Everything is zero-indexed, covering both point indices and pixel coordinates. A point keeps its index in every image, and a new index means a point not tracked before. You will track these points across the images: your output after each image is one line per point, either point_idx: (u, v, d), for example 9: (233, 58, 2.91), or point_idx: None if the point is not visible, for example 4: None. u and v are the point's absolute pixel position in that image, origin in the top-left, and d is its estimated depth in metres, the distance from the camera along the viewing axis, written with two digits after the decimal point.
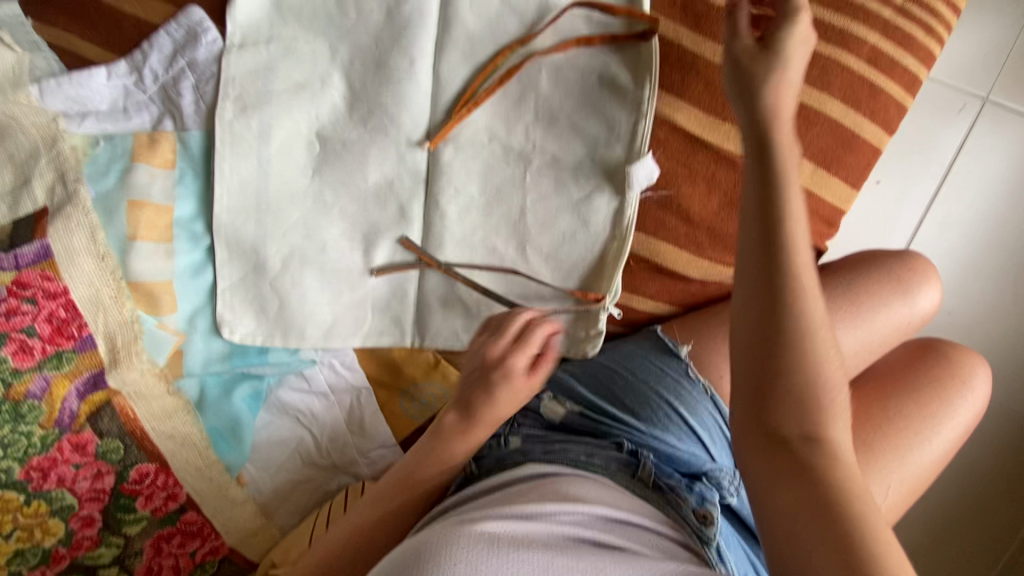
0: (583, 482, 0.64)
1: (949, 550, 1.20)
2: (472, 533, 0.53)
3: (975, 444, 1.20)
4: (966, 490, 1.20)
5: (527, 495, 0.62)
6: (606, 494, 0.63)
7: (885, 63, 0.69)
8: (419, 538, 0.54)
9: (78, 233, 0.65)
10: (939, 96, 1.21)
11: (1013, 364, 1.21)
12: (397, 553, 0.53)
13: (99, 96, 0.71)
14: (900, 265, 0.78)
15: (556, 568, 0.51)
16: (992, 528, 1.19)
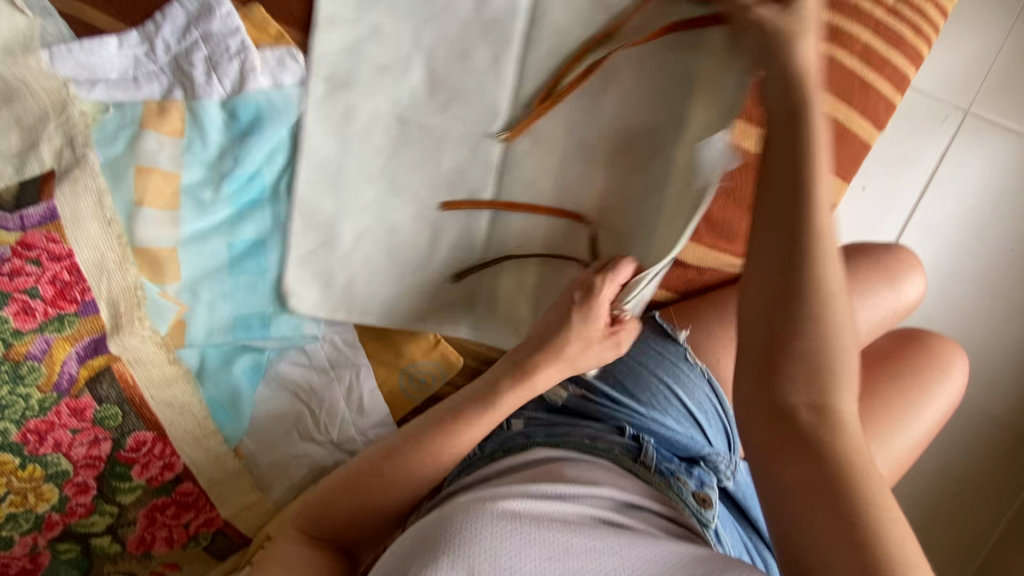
0: (595, 468, 0.66)
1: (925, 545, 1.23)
2: (495, 511, 0.55)
3: (952, 442, 1.24)
4: (943, 489, 1.23)
5: (552, 474, 0.63)
6: (621, 481, 0.65)
7: (876, 61, 0.73)
8: (444, 510, 0.57)
9: (85, 196, 0.65)
10: (923, 106, 1.26)
11: (989, 366, 1.25)
12: (422, 523, 0.56)
13: (110, 64, 0.71)
14: (886, 255, 0.81)
15: (571, 550, 0.53)
16: (965, 524, 1.22)
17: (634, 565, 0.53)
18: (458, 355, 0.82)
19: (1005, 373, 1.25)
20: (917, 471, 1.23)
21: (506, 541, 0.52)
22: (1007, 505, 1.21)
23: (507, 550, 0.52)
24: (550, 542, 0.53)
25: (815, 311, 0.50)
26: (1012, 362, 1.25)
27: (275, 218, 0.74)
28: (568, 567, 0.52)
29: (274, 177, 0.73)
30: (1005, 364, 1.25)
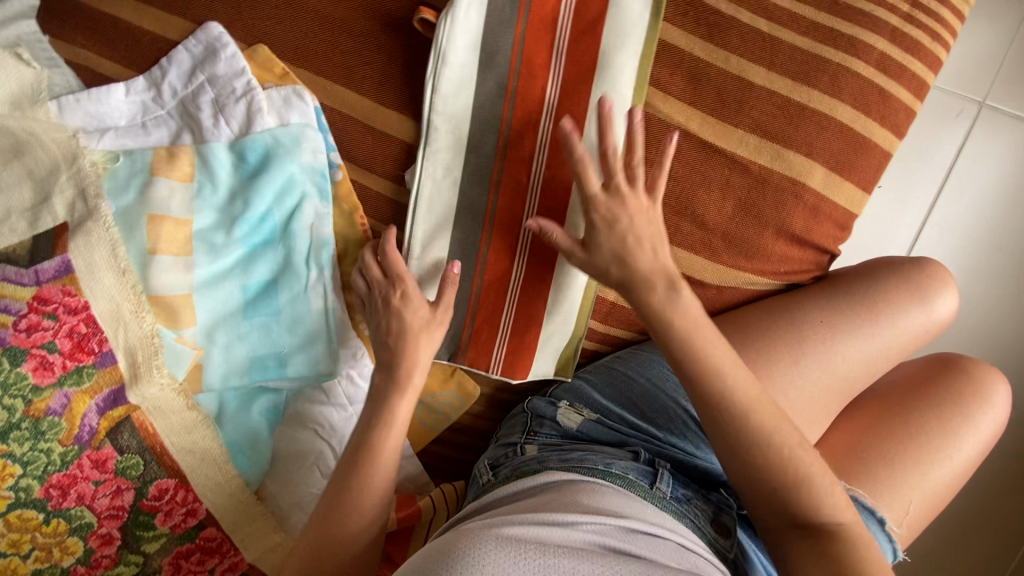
0: (601, 491, 0.65)
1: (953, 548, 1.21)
2: (501, 539, 0.55)
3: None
4: None
5: (560, 497, 0.64)
6: (626, 504, 0.64)
7: (894, 69, 0.71)
8: (451, 536, 0.57)
9: (98, 247, 0.65)
10: (936, 103, 1.23)
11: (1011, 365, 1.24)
12: (428, 549, 0.56)
13: (118, 112, 0.72)
14: (920, 273, 0.77)
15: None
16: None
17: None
18: (475, 383, 0.83)
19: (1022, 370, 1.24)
20: None
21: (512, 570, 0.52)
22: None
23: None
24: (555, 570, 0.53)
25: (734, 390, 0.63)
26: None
27: (287, 256, 0.73)
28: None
29: (285, 215, 0.72)
30: None
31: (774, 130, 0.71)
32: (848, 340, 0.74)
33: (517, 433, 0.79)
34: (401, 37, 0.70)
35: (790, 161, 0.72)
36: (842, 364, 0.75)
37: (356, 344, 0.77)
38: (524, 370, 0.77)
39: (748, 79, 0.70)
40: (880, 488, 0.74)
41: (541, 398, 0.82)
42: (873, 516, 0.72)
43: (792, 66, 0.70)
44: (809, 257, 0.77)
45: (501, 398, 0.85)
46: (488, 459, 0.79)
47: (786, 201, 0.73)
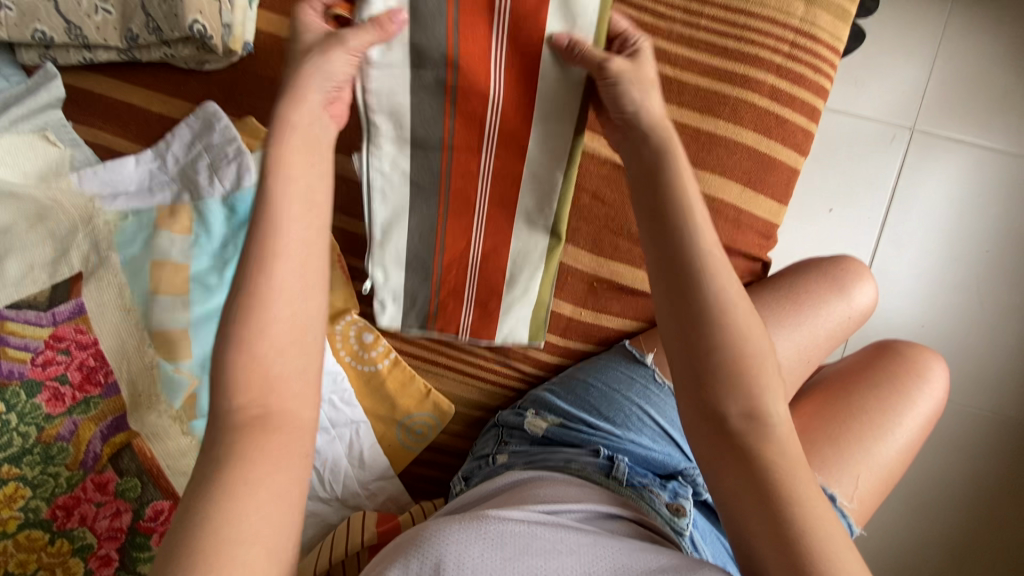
0: (561, 485, 0.70)
1: (933, 544, 1.27)
2: (465, 518, 0.59)
3: (943, 442, 1.29)
4: (947, 483, 1.27)
5: (522, 493, 0.69)
6: (588, 492, 0.69)
7: (785, 98, 0.83)
8: (423, 523, 0.61)
9: (108, 291, 0.76)
10: (867, 130, 1.36)
11: (972, 362, 1.31)
12: (402, 536, 0.61)
13: (129, 179, 0.83)
14: (835, 268, 0.85)
15: (533, 549, 0.57)
16: (966, 520, 1.26)
17: (590, 563, 0.57)
18: (449, 402, 0.90)
19: (985, 367, 1.31)
20: (919, 465, 1.28)
21: (472, 541, 0.57)
22: (1001, 496, 1.26)
23: (474, 551, 0.56)
24: (512, 542, 0.57)
25: (744, 351, 0.56)
26: (988, 358, 1.31)
27: None
28: (528, 564, 0.56)
29: None
30: (988, 357, 1.31)
31: (690, 156, 0.82)
32: (779, 331, 0.81)
33: (490, 445, 0.85)
34: None
35: (706, 181, 0.82)
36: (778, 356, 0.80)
37: (334, 369, 0.86)
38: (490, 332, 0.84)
39: (662, 115, 0.82)
40: (829, 465, 0.80)
41: (510, 410, 0.87)
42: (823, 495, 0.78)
43: (698, 102, 0.82)
44: (741, 264, 0.87)
45: (475, 416, 0.92)
46: (462, 473, 0.84)
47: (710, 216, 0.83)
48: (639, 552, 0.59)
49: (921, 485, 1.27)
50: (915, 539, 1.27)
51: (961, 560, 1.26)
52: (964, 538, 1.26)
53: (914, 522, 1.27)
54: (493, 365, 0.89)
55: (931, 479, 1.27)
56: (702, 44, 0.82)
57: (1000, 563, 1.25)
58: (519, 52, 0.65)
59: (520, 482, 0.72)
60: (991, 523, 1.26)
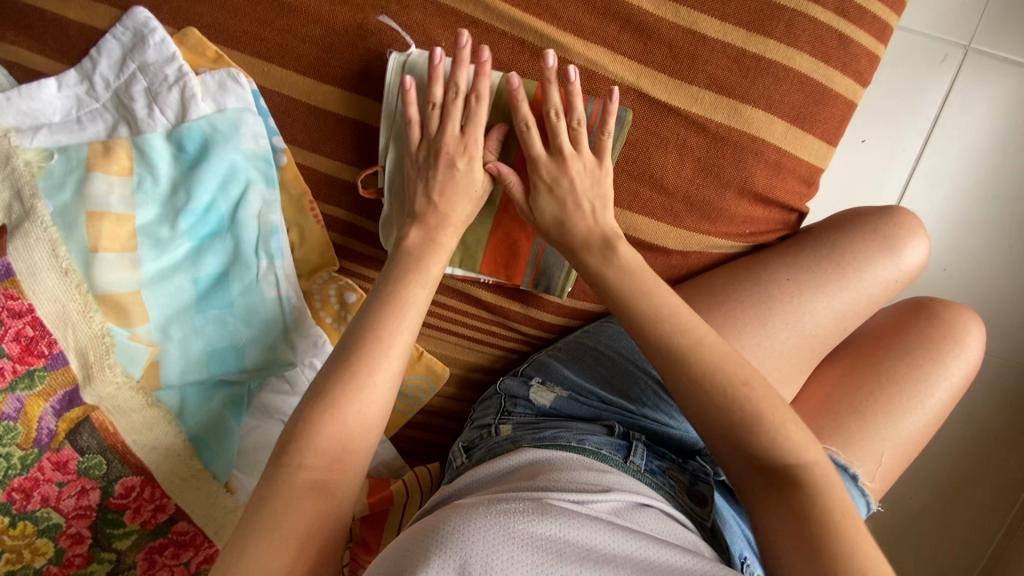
0: (587, 470, 0.64)
1: (919, 482, 1.29)
2: (488, 519, 0.54)
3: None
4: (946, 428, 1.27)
5: (541, 475, 0.63)
6: (616, 479, 0.64)
7: (853, 12, 0.67)
8: (439, 518, 0.56)
9: (38, 249, 0.64)
10: (919, 47, 1.18)
11: (994, 310, 1.25)
12: (416, 530, 0.55)
13: (51, 108, 0.70)
14: (888, 223, 0.74)
15: (564, 556, 0.52)
16: (958, 462, 1.27)
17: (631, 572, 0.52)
18: (443, 365, 0.84)
19: (1007, 316, 1.24)
20: None
21: (498, 546, 0.51)
22: (997, 443, 1.26)
23: (500, 557, 0.51)
24: (544, 548, 0.52)
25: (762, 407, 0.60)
26: (1010, 305, 1.24)
27: (236, 247, 0.72)
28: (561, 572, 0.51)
29: (231, 205, 0.71)
30: (1012, 305, 1.24)
31: (730, 85, 0.68)
32: (817, 297, 0.72)
33: (491, 414, 0.78)
34: (335, 8, 0.67)
35: (747, 117, 0.69)
36: (811, 323, 0.72)
37: (319, 338, 0.76)
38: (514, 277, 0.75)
39: (699, 31, 0.67)
40: (853, 442, 0.74)
41: (513, 376, 0.81)
42: (844, 472, 0.73)
43: (746, 15, 0.66)
44: (775, 216, 0.75)
45: (472, 378, 0.85)
46: (462, 442, 0.78)
47: (747, 158, 0.71)
48: (675, 555, 0.54)
49: None
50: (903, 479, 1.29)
51: (946, 498, 1.29)
52: (954, 479, 1.28)
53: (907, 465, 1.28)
54: (493, 329, 0.81)
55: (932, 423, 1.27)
56: None
57: (987, 499, 1.27)
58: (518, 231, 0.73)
59: (538, 464, 0.65)
60: (986, 465, 1.27)
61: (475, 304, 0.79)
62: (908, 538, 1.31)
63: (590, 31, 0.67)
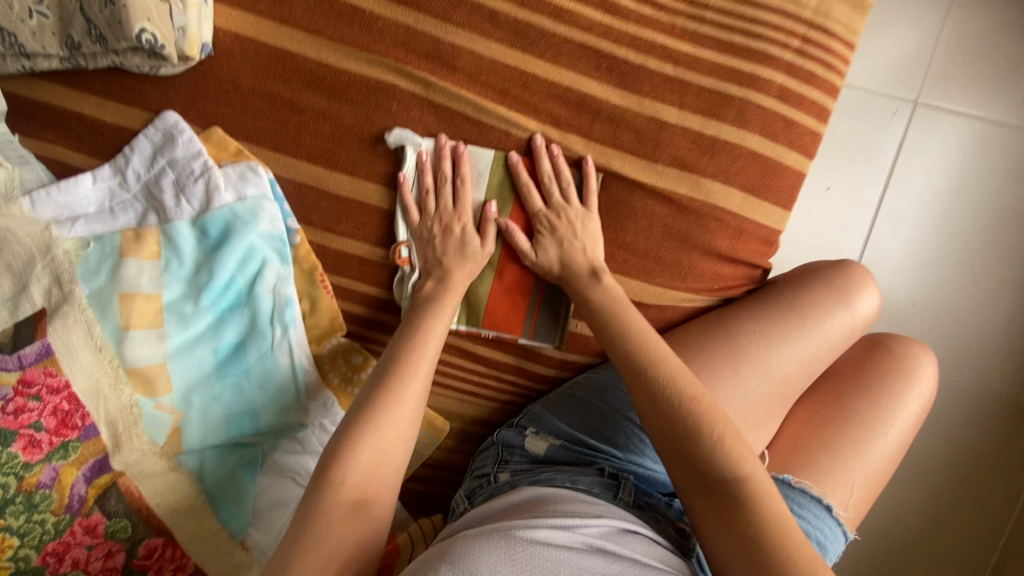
0: (577, 501, 0.70)
1: (909, 511, 1.33)
2: (488, 543, 0.60)
3: (927, 419, 1.32)
4: (929, 457, 1.32)
5: (536, 508, 0.69)
6: (604, 509, 0.70)
7: (793, 97, 0.77)
8: (444, 547, 0.62)
9: (75, 329, 0.70)
10: (869, 106, 1.30)
11: (963, 342, 1.32)
12: (425, 559, 0.61)
13: (86, 200, 0.78)
14: (839, 274, 0.82)
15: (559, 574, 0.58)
16: (942, 490, 1.32)
17: None
18: (443, 418, 0.90)
19: (976, 347, 1.32)
20: None
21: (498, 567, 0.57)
22: (977, 470, 1.32)
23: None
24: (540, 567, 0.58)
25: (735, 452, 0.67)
26: (977, 337, 1.32)
27: (253, 318, 0.79)
28: None
29: (249, 281, 0.78)
30: (979, 337, 1.32)
31: (691, 163, 0.77)
32: (781, 345, 0.80)
33: (490, 463, 0.84)
34: (343, 108, 0.76)
35: (708, 189, 0.78)
36: (778, 370, 0.79)
37: (324, 396, 0.83)
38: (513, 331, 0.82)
39: (661, 118, 0.76)
40: (825, 477, 0.80)
41: (509, 428, 0.86)
42: (818, 503, 0.79)
43: (701, 104, 0.76)
44: (741, 272, 0.84)
45: (471, 430, 0.91)
46: (464, 491, 0.83)
47: (710, 225, 0.80)
48: None
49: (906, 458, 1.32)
50: (893, 508, 1.33)
51: (936, 527, 1.33)
52: (940, 507, 1.33)
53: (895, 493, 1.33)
54: (490, 383, 0.88)
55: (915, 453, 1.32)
56: (706, 40, 0.76)
57: (974, 525, 1.32)
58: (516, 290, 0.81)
59: (535, 498, 0.72)
60: (970, 492, 1.32)
61: (473, 360, 0.86)
62: (904, 567, 1.34)
63: (566, 121, 0.77)
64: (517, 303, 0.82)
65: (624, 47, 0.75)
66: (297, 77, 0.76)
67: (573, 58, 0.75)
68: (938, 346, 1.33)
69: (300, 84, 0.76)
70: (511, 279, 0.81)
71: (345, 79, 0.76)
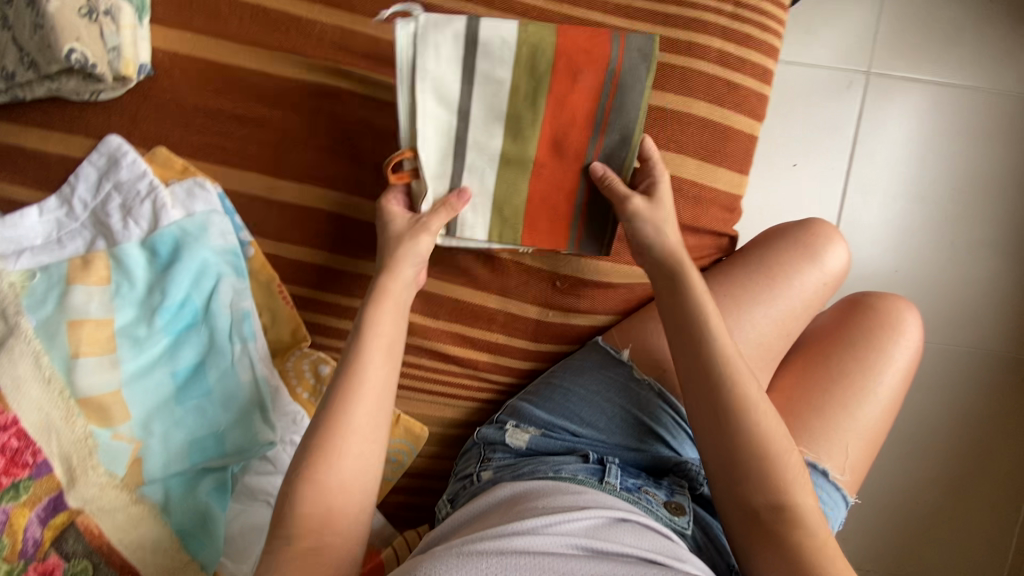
0: (559, 495, 0.66)
1: (922, 480, 1.29)
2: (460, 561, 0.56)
3: (926, 383, 1.29)
4: (933, 422, 1.29)
5: (515, 511, 0.65)
6: (587, 500, 0.66)
7: (734, 61, 0.77)
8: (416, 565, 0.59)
9: (22, 360, 0.67)
10: (822, 79, 1.32)
11: (950, 301, 1.30)
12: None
13: (33, 233, 0.76)
14: (806, 233, 0.81)
15: None
16: (952, 455, 1.29)
17: None
18: (421, 425, 0.85)
19: (962, 305, 1.30)
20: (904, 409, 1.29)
21: None
22: (985, 432, 1.28)
23: None
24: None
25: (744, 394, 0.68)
26: (962, 294, 1.30)
27: (211, 336, 0.76)
28: None
29: (204, 298, 0.76)
30: (964, 295, 1.30)
31: None
32: (755, 309, 0.78)
33: (473, 463, 0.80)
34: (287, 115, 0.76)
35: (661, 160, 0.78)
36: (754, 334, 0.78)
37: (292, 410, 0.81)
38: (555, 241, 0.75)
39: None
40: (818, 440, 0.77)
41: (490, 424, 0.83)
42: (812, 468, 0.76)
43: None
44: (707, 241, 0.83)
45: (452, 434, 0.88)
46: (447, 495, 0.80)
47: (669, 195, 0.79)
48: None
49: (909, 425, 1.29)
50: (907, 481, 1.29)
51: (954, 496, 1.28)
52: (954, 474, 1.28)
53: (905, 463, 1.29)
54: (466, 382, 0.85)
55: (918, 418, 1.29)
56: (641, 14, 0.76)
57: (988, 487, 1.28)
58: (552, 193, 0.73)
59: (515, 499, 0.68)
60: (980, 453, 1.28)
61: (444, 360, 0.83)
62: (925, 540, 1.29)
63: None
64: (557, 210, 0.74)
65: (561, 28, 0.76)
66: (238, 89, 0.76)
67: None
68: (927, 308, 1.31)
69: (242, 95, 0.76)
70: (546, 182, 0.73)
71: (286, 86, 0.75)
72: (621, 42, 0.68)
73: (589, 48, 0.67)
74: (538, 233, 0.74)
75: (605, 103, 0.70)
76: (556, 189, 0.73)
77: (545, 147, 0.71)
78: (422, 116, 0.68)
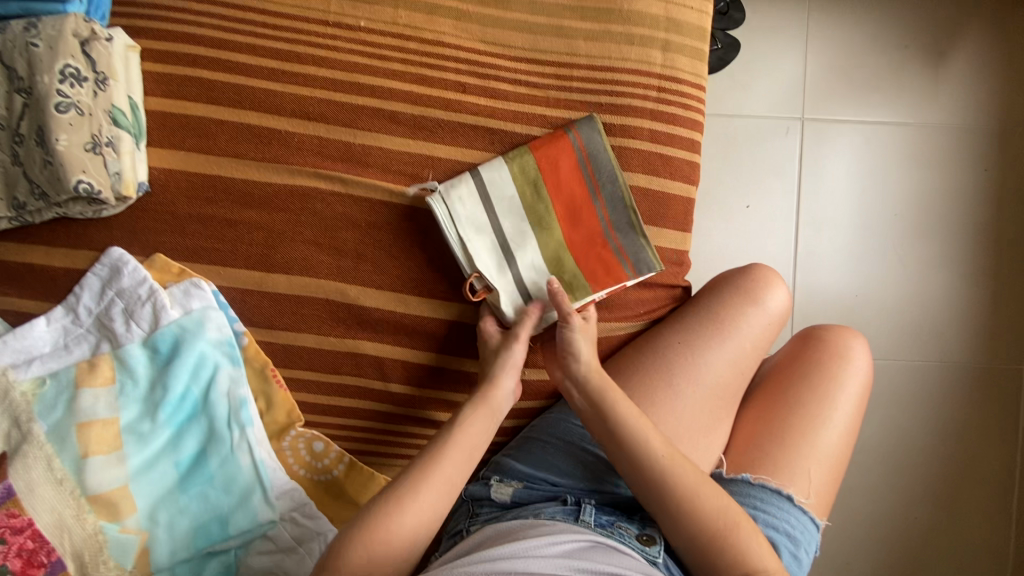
0: (535, 529, 0.74)
1: (905, 493, 1.34)
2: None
3: (895, 399, 1.36)
4: (906, 435, 1.35)
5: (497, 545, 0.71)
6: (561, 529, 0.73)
7: (664, 137, 0.88)
8: None
9: (35, 465, 0.72)
10: (760, 129, 1.45)
11: (905, 320, 1.39)
12: None
13: (42, 341, 0.83)
14: (747, 278, 0.90)
15: None
16: (929, 465, 1.34)
17: None
18: None
19: (916, 323, 1.39)
20: (877, 426, 1.35)
21: None
22: (956, 440, 1.35)
23: None
24: None
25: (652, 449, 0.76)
26: (915, 312, 1.40)
27: (210, 424, 0.82)
28: None
29: (202, 388, 0.83)
30: (916, 313, 1.40)
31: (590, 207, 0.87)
32: (708, 353, 0.85)
33: (462, 520, 0.84)
34: (273, 216, 0.85)
35: None
36: (711, 376, 0.85)
37: (286, 486, 0.86)
38: (607, 278, 0.85)
39: None
40: (781, 469, 0.83)
41: (476, 481, 0.87)
42: (779, 495, 0.81)
43: None
44: (662, 292, 0.91)
45: None
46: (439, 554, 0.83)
47: None
48: None
49: (885, 441, 1.35)
50: (892, 496, 1.34)
51: (936, 506, 1.34)
52: (933, 483, 1.34)
53: (886, 478, 1.34)
54: None
55: (892, 433, 1.35)
56: (578, 104, 0.87)
57: (966, 494, 1.33)
58: (588, 252, 0.85)
59: (496, 536, 0.75)
60: (954, 462, 1.34)
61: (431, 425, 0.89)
62: (916, 552, 1.33)
63: None
64: (592, 253, 0.85)
65: (510, 122, 0.86)
66: (228, 197, 0.85)
67: (467, 139, 0.86)
68: (885, 328, 1.40)
69: (231, 203, 0.85)
70: (579, 244, 0.86)
71: (270, 191, 0.85)
72: (576, 129, 0.86)
73: (557, 143, 0.85)
74: (590, 275, 0.85)
75: (587, 173, 0.85)
76: (586, 244, 0.86)
77: (562, 210, 0.86)
78: (473, 247, 0.83)
